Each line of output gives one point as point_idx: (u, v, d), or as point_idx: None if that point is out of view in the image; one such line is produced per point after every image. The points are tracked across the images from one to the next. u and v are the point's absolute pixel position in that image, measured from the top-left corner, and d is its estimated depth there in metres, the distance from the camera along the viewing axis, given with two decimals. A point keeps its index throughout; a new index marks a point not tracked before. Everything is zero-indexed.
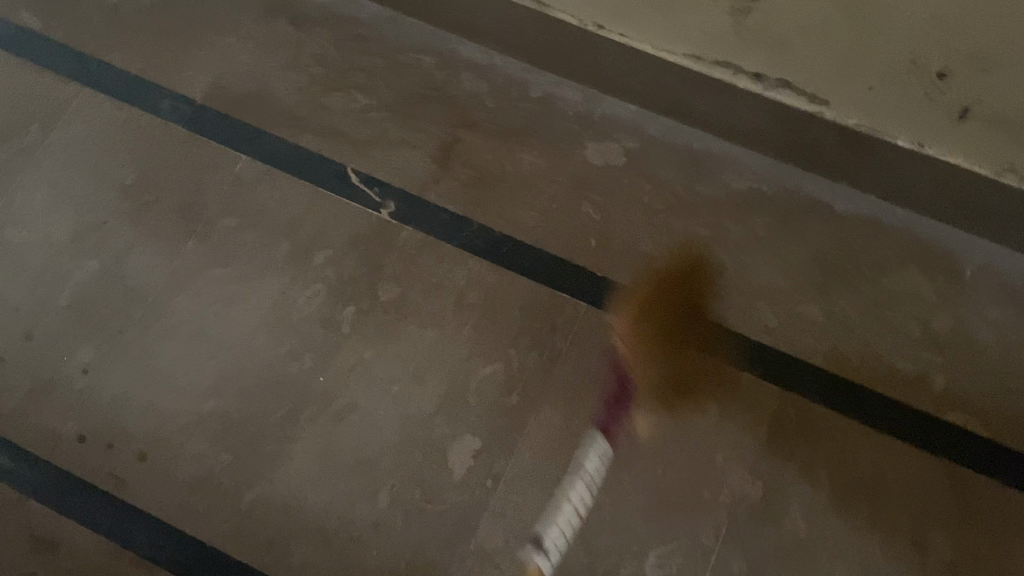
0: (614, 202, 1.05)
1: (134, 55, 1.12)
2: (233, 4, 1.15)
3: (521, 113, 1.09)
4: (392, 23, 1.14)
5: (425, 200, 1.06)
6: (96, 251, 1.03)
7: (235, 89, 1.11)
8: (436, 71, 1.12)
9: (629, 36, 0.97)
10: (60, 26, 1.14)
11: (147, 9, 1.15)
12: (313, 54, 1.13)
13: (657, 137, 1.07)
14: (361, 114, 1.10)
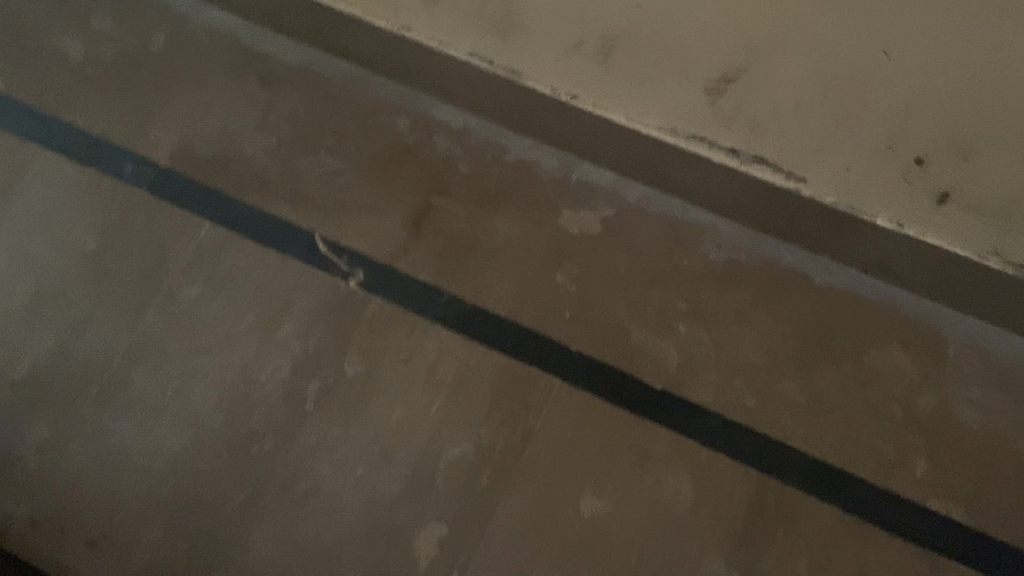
0: (590, 273, 1.02)
1: (98, 116, 1.10)
2: (201, 61, 1.12)
3: (495, 179, 1.07)
4: (365, 83, 1.12)
5: (394, 270, 1.03)
6: (53, 321, 0.99)
7: (201, 150, 1.08)
8: (409, 134, 1.09)
9: (603, 107, 0.95)
10: (24, 86, 1.11)
11: (113, 66, 1.12)
12: (283, 114, 1.10)
13: (634, 205, 1.05)
14: (331, 178, 1.07)
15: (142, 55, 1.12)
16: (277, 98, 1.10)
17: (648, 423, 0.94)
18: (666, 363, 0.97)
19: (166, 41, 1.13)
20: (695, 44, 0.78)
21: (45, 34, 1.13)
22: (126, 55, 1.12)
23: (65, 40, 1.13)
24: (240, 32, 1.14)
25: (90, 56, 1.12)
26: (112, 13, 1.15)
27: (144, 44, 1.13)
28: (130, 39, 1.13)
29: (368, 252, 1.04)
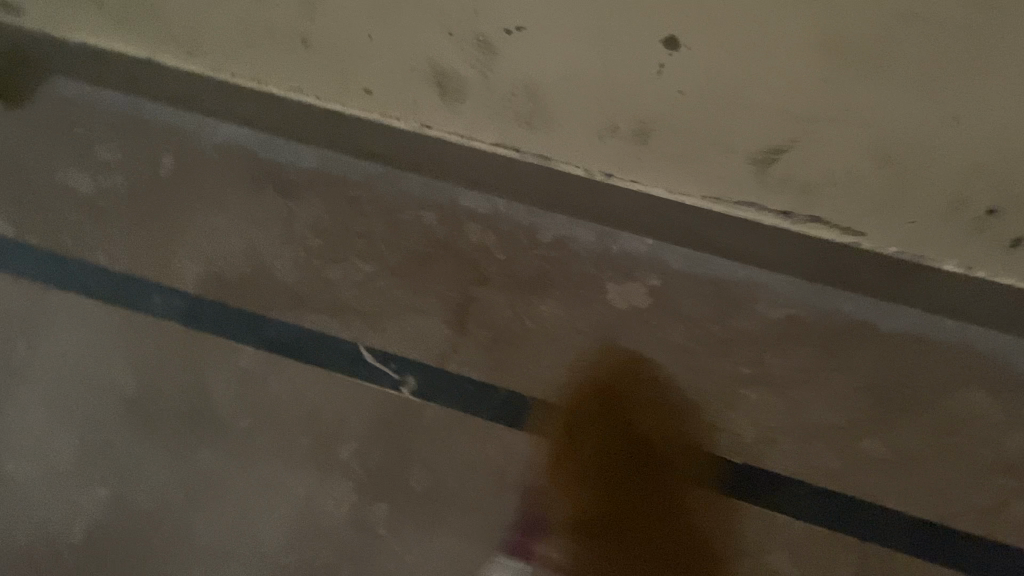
0: (646, 348, 0.98)
1: (118, 250, 1.06)
2: (218, 181, 1.09)
3: (535, 261, 1.03)
4: (386, 179, 1.09)
5: (445, 371, 0.99)
6: (106, 476, 0.96)
7: (229, 273, 1.05)
8: (438, 226, 1.06)
9: (640, 183, 0.92)
10: (34, 229, 1.07)
11: (124, 195, 1.09)
12: (307, 223, 1.07)
13: (682, 271, 1.01)
14: (366, 284, 1.04)
15: (153, 180, 1.09)
16: (298, 206, 1.07)
17: (732, 501, 0.91)
18: (740, 434, 0.94)
19: (175, 163, 1.10)
20: (741, 127, 0.75)
21: (49, 172, 1.10)
22: (136, 182, 1.09)
23: (71, 176, 1.10)
24: (253, 143, 1.11)
25: (100, 188, 1.09)
26: (118, 142, 1.12)
27: (154, 168, 1.10)
28: (140, 166, 1.10)
29: (416, 356, 1.00)
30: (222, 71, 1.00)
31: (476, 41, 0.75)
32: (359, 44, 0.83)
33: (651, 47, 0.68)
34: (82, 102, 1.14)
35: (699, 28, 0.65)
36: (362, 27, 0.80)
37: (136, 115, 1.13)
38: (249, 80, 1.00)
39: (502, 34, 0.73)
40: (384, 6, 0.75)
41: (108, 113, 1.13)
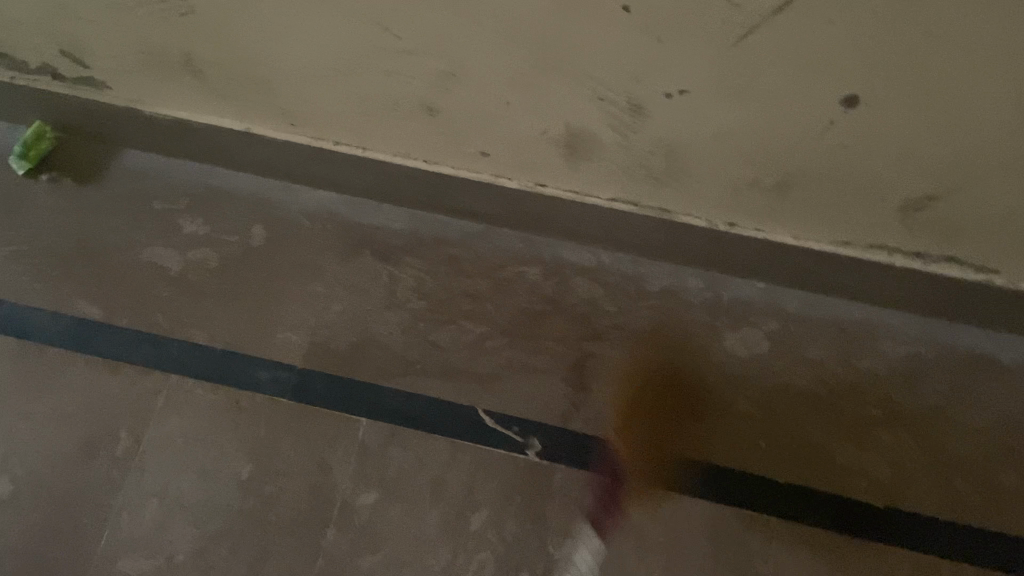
0: (772, 394, 0.97)
1: (216, 326, 1.03)
2: (311, 250, 1.07)
3: (647, 313, 1.02)
4: (485, 237, 1.07)
5: (571, 431, 0.97)
6: (228, 567, 0.90)
7: (334, 343, 1.02)
8: (544, 282, 1.04)
9: (767, 230, 0.91)
10: (126, 311, 1.03)
11: (215, 269, 1.05)
12: (409, 287, 1.04)
13: (797, 313, 1.01)
14: (478, 346, 1.01)
15: (244, 253, 1.06)
16: (398, 270, 1.05)
17: (881, 545, 0.89)
18: (880, 476, 0.93)
19: (265, 233, 1.08)
20: (897, 175, 0.75)
21: (133, 249, 1.06)
22: (226, 255, 1.06)
23: (157, 252, 1.06)
24: (342, 208, 1.09)
25: (189, 263, 1.06)
26: (201, 213, 1.08)
27: (244, 239, 1.07)
28: (226, 238, 1.07)
29: (538, 418, 0.97)
30: (324, 139, 0.97)
31: (628, 105, 0.75)
32: (492, 110, 0.82)
33: (825, 104, 0.68)
34: (160, 176, 1.11)
35: (883, 87, 0.65)
36: (502, 94, 0.79)
37: (219, 186, 1.10)
38: (353, 146, 0.97)
39: (660, 97, 0.73)
40: (534, 74, 0.74)
41: (188, 185, 1.10)
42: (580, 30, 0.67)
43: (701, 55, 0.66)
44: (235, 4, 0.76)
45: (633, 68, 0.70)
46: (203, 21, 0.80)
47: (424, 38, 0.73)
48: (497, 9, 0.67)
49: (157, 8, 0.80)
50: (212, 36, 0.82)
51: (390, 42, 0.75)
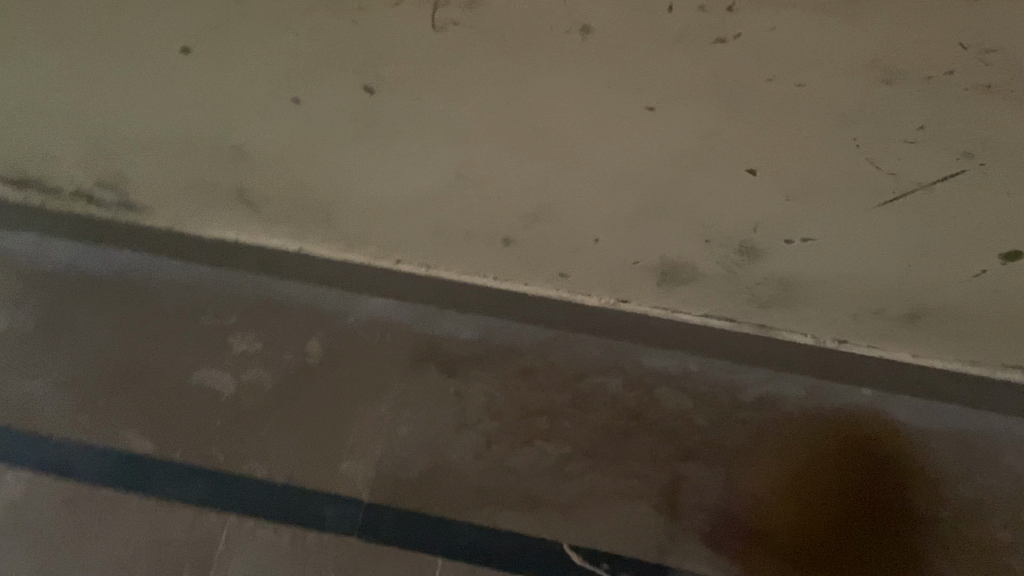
0: (889, 517, 0.88)
1: (277, 456, 0.96)
2: (374, 366, 1.00)
3: (743, 424, 0.93)
4: (559, 345, 1.00)
5: (667, 564, 0.87)
6: None
7: (403, 472, 0.94)
8: (627, 394, 0.96)
9: (882, 347, 0.83)
10: (180, 443, 0.96)
11: (272, 392, 0.99)
12: (480, 404, 0.97)
13: (911, 423, 0.93)
14: (559, 470, 0.93)
15: (301, 373, 1.00)
16: (467, 385, 0.98)
17: None
18: None
19: (323, 349, 1.01)
20: None
21: (183, 372, 1.00)
22: (280, 377, 0.99)
23: (209, 375, 0.99)
24: (403, 316, 1.03)
25: (244, 387, 0.99)
26: (254, 329, 1.02)
27: (301, 356, 1.01)
28: (281, 356, 1.00)
29: (630, 550, 0.88)
30: (387, 257, 0.90)
31: (741, 248, 0.67)
32: (580, 244, 0.74)
33: (978, 259, 0.61)
34: (207, 290, 1.05)
35: None
36: (592, 232, 0.70)
37: (271, 298, 1.04)
38: (418, 265, 0.90)
39: (781, 245, 0.65)
40: (635, 219, 0.66)
41: (240, 297, 1.04)
42: (691, 185, 0.60)
43: (839, 211, 0.59)
44: (298, 150, 0.68)
45: (753, 218, 0.62)
46: (258, 163, 0.72)
47: (509, 187, 0.66)
48: (602, 166, 0.60)
49: (208, 150, 0.72)
50: (266, 175, 0.74)
51: (469, 189, 0.68)
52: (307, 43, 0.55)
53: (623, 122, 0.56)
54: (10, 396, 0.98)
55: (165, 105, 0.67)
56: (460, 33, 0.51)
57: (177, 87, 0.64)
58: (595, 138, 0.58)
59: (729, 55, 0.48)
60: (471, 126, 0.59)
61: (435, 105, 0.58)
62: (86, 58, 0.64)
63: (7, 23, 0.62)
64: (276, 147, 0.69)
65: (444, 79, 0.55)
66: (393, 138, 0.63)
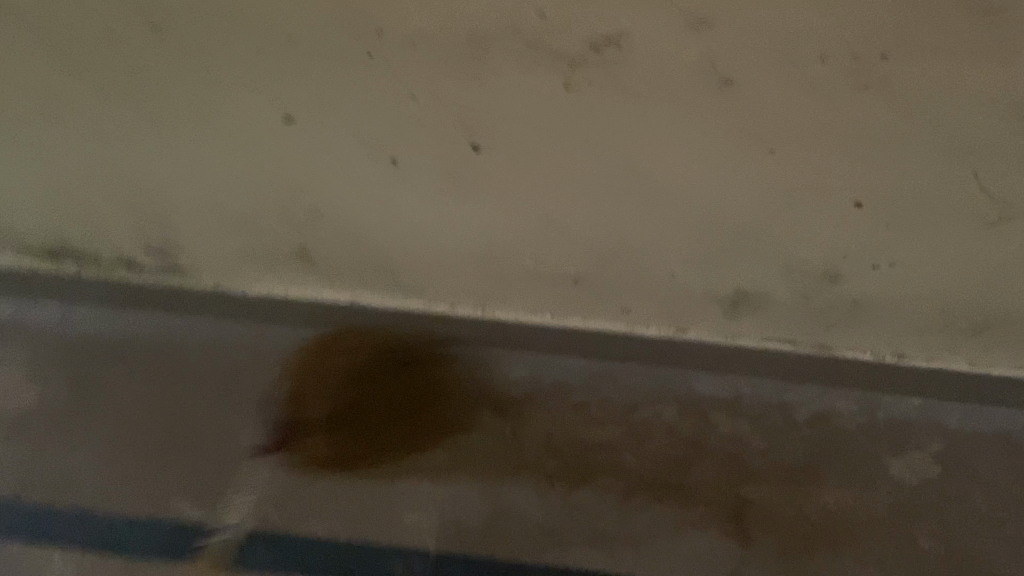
0: (953, 525, 0.89)
1: (334, 514, 0.93)
2: (425, 412, 0.98)
3: (801, 444, 0.95)
4: (610, 377, 1.00)
5: None
6: None
7: (465, 518, 0.92)
8: (683, 422, 0.97)
9: (942, 358, 0.84)
10: (233, 508, 0.93)
11: (323, 448, 0.96)
12: (537, 444, 0.96)
13: (962, 430, 0.95)
14: (624, 505, 0.92)
15: (351, 426, 0.98)
16: (522, 424, 0.97)
17: None
18: None
19: (370, 399, 0.99)
20: None
21: (229, 435, 0.97)
22: (330, 432, 0.97)
23: (256, 436, 0.97)
24: (447, 359, 1.02)
25: (294, 444, 0.97)
26: (298, 385, 1.00)
27: (348, 409, 0.99)
28: (329, 410, 0.99)
29: None
30: (438, 302, 0.88)
31: (824, 274, 0.74)
32: (652, 282, 0.78)
33: None
34: (245, 349, 1.03)
35: None
36: (672, 266, 0.76)
37: (312, 350, 1.03)
38: (471, 308, 0.88)
39: (866, 268, 0.72)
40: (725, 255, 0.73)
41: (281, 352, 1.03)
42: (782, 215, 0.68)
43: (911, 234, 0.68)
44: (383, 207, 0.74)
45: (841, 244, 0.70)
46: (333, 223, 0.78)
47: (595, 227, 0.73)
48: (708, 204, 0.68)
49: (284, 213, 0.78)
50: (339, 236, 0.79)
51: (561, 234, 0.73)
52: (418, 105, 0.64)
53: (738, 161, 0.65)
54: (53, 476, 0.94)
55: (250, 170, 0.73)
56: (597, 92, 0.61)
57: (276, 154, 0.71)
58: (706, 177, 0.66)
59: (867, 103, 0.59)
60: (577, 175, 0.68)
61: (542, 158, 0.67)
62: (187, 140, 0.71)
63: (115, 82, 0.67)
64: (367, 206, 0.75)
65: (566, 128, 0.64)
66: (485, 196, 0.72)
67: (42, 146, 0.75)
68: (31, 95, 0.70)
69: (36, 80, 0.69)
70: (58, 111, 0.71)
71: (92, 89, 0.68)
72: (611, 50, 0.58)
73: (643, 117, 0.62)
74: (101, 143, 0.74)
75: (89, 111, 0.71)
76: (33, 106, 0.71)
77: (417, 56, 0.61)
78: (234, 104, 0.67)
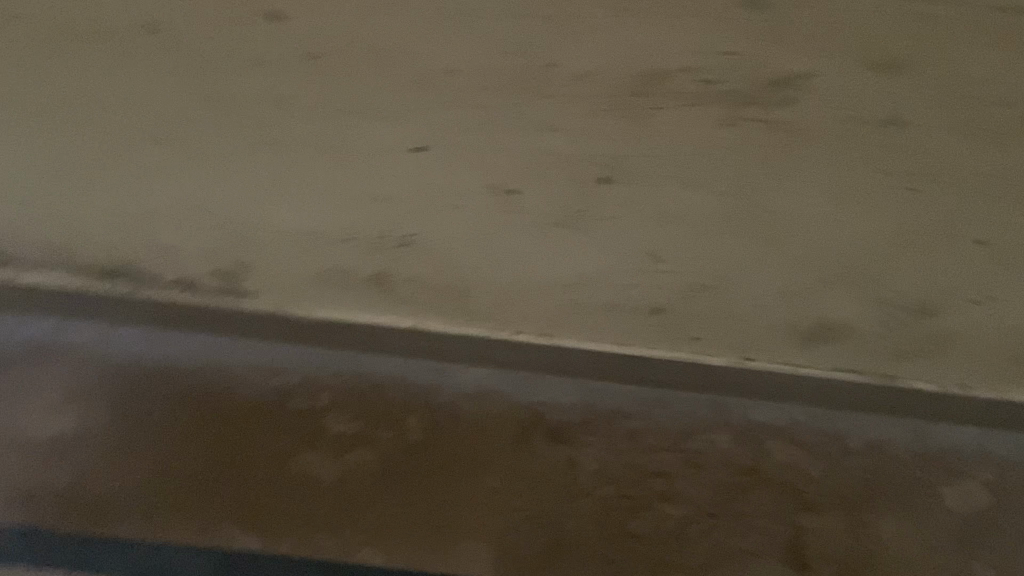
0: (1008, 552, 0.90)
1: (389, 541, 0.91)
2: (481, 438, 0.97)
3: (856, 472, 0.96)
4: (663, 404, 1.00)
5: None
6: None
7: (524, 547, 0.90)
8: (738, 450, 0.97)
9: (1002, 390, 0.87)
10: (284, 535, 0.90)
11: (377, 474, 0.94)
12: (594, 470, 0.95)
13: (1010, 459, 0.97)
14: (684, 532, 0.91)
15: (405, 451, 0.96)
16: (577, 451, 0.96)
17: None
18: None
19: (423, 424, 0.98)
20: None
21: (279, 460, 0.95)
22: (383, 457, 0.96)
23: (307, 461, 0.95)
24: (500, 383, 1.02)
25: (347, 470, 0.94)
26: (349, 409, 0.98)
27: (402, 434, 0.97)
28: (382, 435, 0.97)
29: None
30: (502, 329, 0.87)
31: (915, 309, 0.74)
32: (739, 312, 0.78)
33: None
34: (292, 371, 1.01)
35: None
36: (758, 298, 0.76)
37: (363, 374, 1.01)
38: (536, 335, 0.87)
39: (960, 304, 0.73)
40: (817, 288, 0.73)
41: (330, 375, 1.01)
42: (891, 255, 0.69)
43: (1018, 272, 0.69)
44: (486, 238, 0.73)
45: (942, 283, 0.71)
46: (424, 253, 0.75)
47: (695, 262, 0.72)
48: (815, 244, 0.69)
49: (374, 243, 0.75)
50: (429, 264, 0.77)
51: (657, 268, 0.73)
52: (564, 139, 0.63)
53: (862, 198, 0.64)
54: (94, 502, 0.91)
55: (352, 202, 0.71)
56: (748, 125, 0.60)
57: (383, 187, 0.69)
58: (823, 211, 0.66)
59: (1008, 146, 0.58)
60: (696, 210, 0.67)
61: (670, 192, 0.66)
62: (307, 165, 0.68)
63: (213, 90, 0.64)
64: (460, 243, 0.73)
65: (682, 166, 0.63)
66: (602, 227, 0.70)
67: (142, 167, 0.71)
68: (145, 118, 0.66)
69: (161, 102, 0.65)
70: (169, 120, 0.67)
71: (190, 98, 0.64)
72: (788, 89, 0.57)
73: (796, 152, 0.61)
74: (208, 162, 0.70)
75: (207, 127, 0.66)
76: (146, 119, 0.67)
77: (576, 98, 0.59)
78: (374, 132, 0.64)
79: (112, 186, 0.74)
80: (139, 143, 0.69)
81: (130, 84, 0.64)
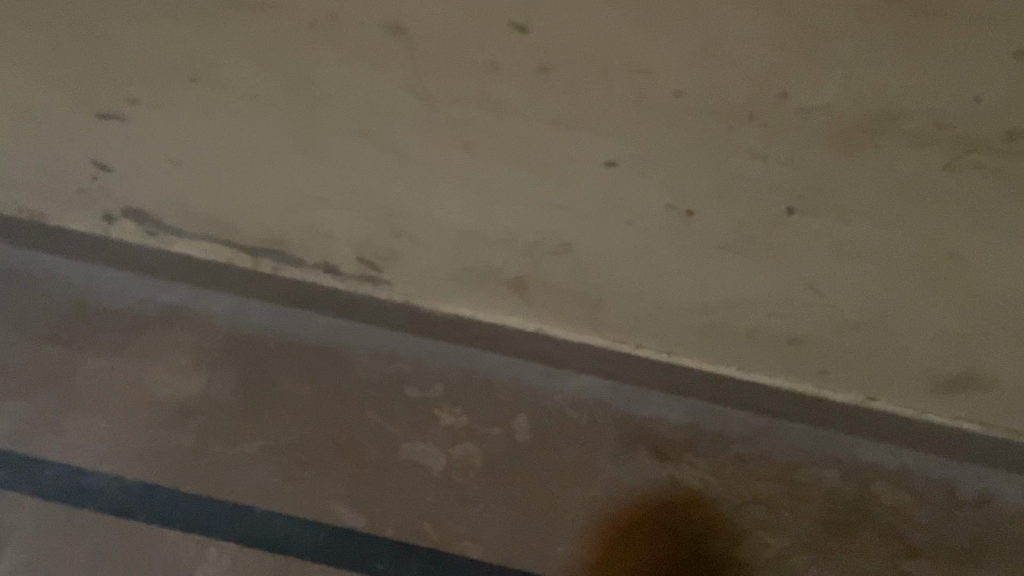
0: None
1: (490, 536, 0.93)
2: (586, 446, 0.98)
3: (966, 525, 0.94)
4: (771, 432, 1.00)
5: None
6: None
7: (622, 558, 0.91)
8: (844, 487, 0.96)
9: None
10: (390, 518, 0.93)
11: (483, 470, 0.96)
12: (696, 491, 0.96)
13: None
14: (782, 563, 0.91)
15: (512, 450, 0.98)
16: (681, 469, 0.97)
17: None
18: None
19: (530, 425, 1.00)
20: None
21: (388, 444, 0.97)
22: (490, 453, 0.97)
23: (416, 448, 0.97)
24: (609, 395, 1.02)
25: (454, 462, 0.97)
26: (460, 403, 1.01)
27: (509, 434, 0.99)
28: (490, 433, 0.99)
29: None
30: (626, 342, 0.89)
31: None
32: (882, 349, 0.79)
33: None
34: (408, 359, 1.04)
35: None
36: (905, 339, 0.76)
37: (476, 369, 1.03)
38: (659, 351, 0.89)
39: None
40: (972, 335, 0.73)
41: (444, 368, 1.03)
42: None
43: None
44: (643, 252, 0.74)
45: None
46: (576, 260, 0.77)
47: (852, 297, 0.72)
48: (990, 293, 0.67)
49: (526, 246, 0.77)
50: (578, 272, 0.79)
51: (811, 298, 0.74)
52: (763, 167, 0.61)
53: None
54: (214, 466, 0.95)
55: (520, 207, 0.72)
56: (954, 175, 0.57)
57: (556, 196, 0.70)
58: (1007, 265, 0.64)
59: None
60: (875, 248, 0.66)
61: (860, 229, 0.64)
62: (488, 166, 0.68)
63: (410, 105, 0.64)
64: (616, 251, 0.74)
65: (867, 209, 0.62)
66: (766, 253, 0.70)
67: (319, 153, 0.72)
68: (334, 109, 0.67)
69: (356, 96, 0.65)
70: (359, 124, 0.68)
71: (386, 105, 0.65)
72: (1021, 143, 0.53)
73: (1007, 212, 0.59)
74: (387, 154, 0.70)
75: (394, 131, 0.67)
76: (338, 119, 0.68)
77: (791, 130, 0.57)
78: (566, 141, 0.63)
79: (285, 167, 0.75)
80: (328, 140, 0.71)
81: (333, 87, 0.65)
